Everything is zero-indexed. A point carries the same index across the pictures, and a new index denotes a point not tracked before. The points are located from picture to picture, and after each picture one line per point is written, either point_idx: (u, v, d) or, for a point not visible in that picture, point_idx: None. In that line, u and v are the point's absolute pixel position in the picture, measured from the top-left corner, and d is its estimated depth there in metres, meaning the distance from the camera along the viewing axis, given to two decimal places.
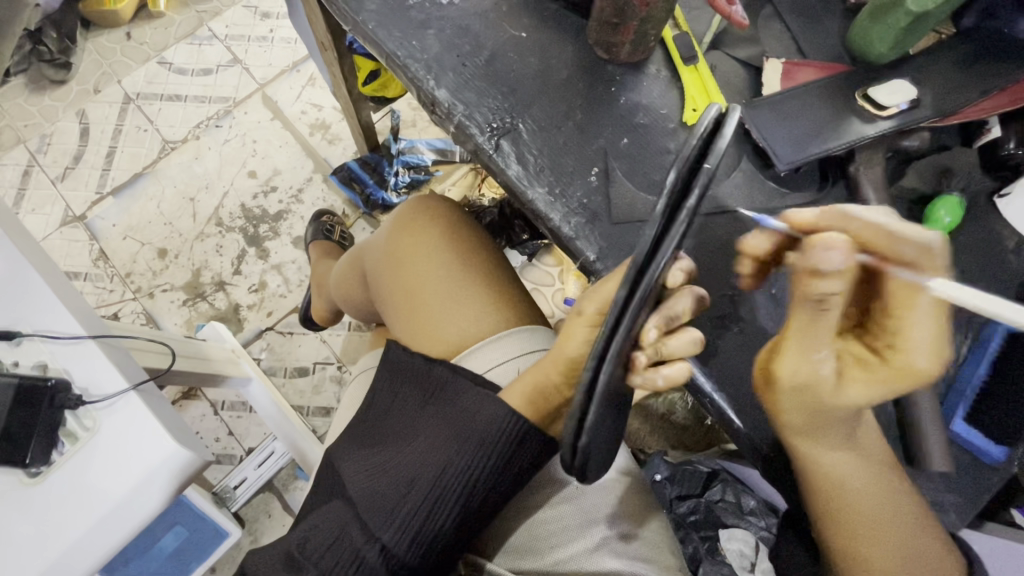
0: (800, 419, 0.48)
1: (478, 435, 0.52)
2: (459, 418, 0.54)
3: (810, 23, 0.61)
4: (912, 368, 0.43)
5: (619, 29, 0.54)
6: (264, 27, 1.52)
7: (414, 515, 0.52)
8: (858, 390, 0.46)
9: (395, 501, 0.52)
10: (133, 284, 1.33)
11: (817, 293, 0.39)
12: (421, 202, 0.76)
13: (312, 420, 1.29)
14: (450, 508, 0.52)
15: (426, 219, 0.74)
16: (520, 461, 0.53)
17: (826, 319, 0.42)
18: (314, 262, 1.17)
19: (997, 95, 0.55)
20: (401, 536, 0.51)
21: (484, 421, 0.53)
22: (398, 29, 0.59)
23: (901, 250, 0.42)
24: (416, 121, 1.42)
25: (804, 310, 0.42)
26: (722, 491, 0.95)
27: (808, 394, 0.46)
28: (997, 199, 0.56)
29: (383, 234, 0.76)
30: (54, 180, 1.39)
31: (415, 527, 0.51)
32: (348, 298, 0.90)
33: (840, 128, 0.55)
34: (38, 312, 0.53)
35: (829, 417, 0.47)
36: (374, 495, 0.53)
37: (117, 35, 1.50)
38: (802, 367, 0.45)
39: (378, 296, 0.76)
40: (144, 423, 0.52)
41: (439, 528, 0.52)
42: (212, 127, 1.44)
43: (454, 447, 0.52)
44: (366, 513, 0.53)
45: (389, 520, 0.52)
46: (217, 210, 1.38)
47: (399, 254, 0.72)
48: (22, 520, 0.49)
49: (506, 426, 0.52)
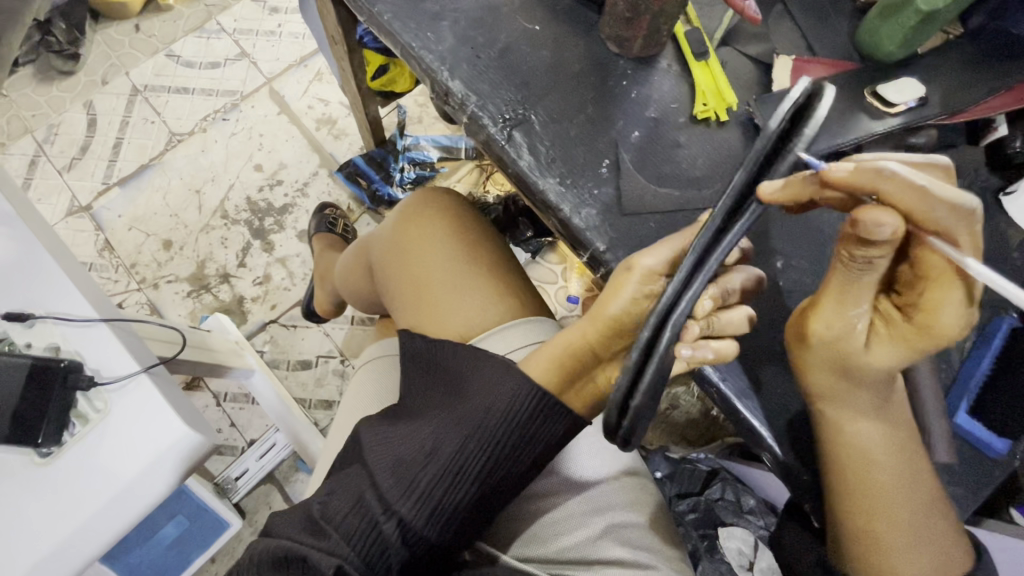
0: (827, 381, 0.47)
1: (500, 411, 0.52)
2: (480, 395, 0.54)
3: (821, 21, 0.62)
4: (944, 322, 0.42)
5: (632, 24, 0.55)
6: (272, 22, 1.53)
7: (433, 487, 0.52)
8: (886, 347, 0.44)
9: (415, 472, 0.52)
10: (137, 274, 1.34)
11: (861, 257, 0.39)
12: (431, 195, 0.76)
13: (314, 413, 1.30)
14: (470, 481, 0.53)
15: (435, 210, 0.74)
16: (541, 438, 0.53)
17: (864, 281, 0.41)
18: (317, 254, 1.17)
19: (1004, 95, 0.56)
20: (420, 508, 0.52)
21: (506, 397, 0.52)
22: (413, 20, 0.59)
23: (936, 213, 0.38)
24: (422, 118, 1.43)
25: (850, 268, 0.41)
26: (721, 489, 0.95)
27: (840, 349, 0.45)
28: (1003, 197, 0.56)
29: (390, 225, 0.77)
30: (60, 170, 1.40)
31: (436, 498, 0.52)
32: (354, 289, 0.90)
33: (849, 124, 0.55)
34: (51, 294, 0.54)
35: (851, 377, 0.46)
36: (393, 465, 0.53)
37: (126, 27, 1.51)
38: (837, 323, 0.43)
39: (384, 287, 0.76)
40: (154, 405, 0.52)
41: (457, 501, 0.53)
42: (219, 120, 1.44)
43: (476, 422, 0.53)
44: (383, 483, 0.52)
45: (408, 491, 0.52)
46: (223, 203, 1.39)
47: (406, 245, 0.73)
48: (34, 500, 0.50)
49: (528, 402, 0.52)
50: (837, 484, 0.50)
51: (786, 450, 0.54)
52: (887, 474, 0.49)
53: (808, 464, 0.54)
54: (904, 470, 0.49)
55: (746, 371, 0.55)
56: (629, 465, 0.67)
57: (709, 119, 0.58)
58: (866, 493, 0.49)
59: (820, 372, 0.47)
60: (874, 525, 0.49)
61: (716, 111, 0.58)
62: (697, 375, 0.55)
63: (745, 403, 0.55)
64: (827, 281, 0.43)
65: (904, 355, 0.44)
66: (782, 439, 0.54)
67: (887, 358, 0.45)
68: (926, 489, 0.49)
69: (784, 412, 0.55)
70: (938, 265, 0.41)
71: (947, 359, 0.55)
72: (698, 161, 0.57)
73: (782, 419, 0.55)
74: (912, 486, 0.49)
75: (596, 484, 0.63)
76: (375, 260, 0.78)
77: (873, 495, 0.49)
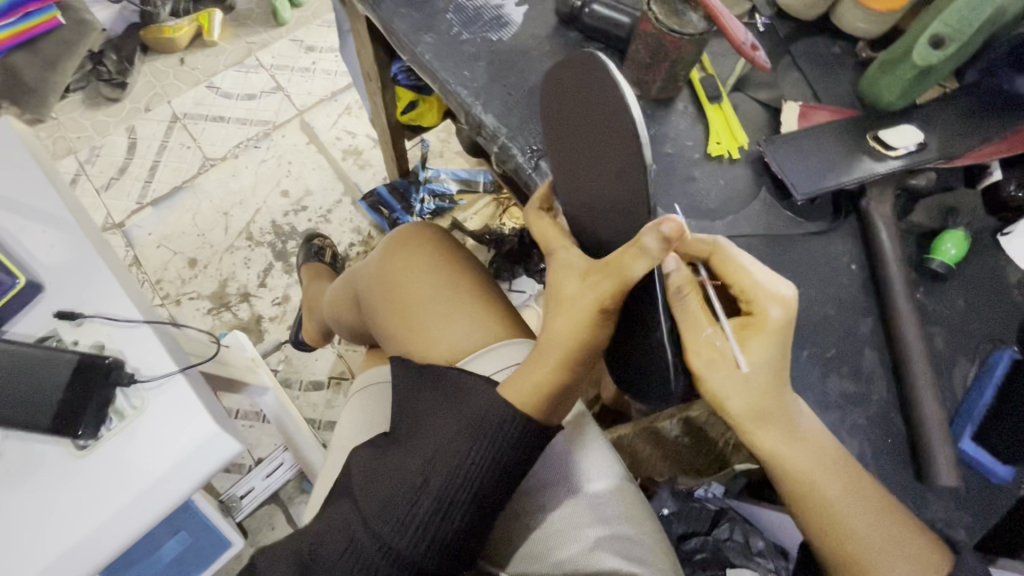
0: (746, 406, 0.51)
1: (483, 440, 0.55)
2: (462, 424, 0.56)
3: (826, 73, 0.67)
4: (771, 314, 0.50)
5: (652, 68, 0.61)
6: (307, 60, 1.63)
7: (427, 517, 0.54)
8: (757, 347, 0.50)
9: (406, 505, 0.54)
10: (161, 290, 1.38)
11: (673, 288, 0.50)
12: (412, 228, 0.81)
13: (322, 434, 1.31)
14: (461, 509, 0.55)
15: (416, 243, 0.79)
16: (525, 462, 0.56)
17: (691, 301, 0.50)
18: (308, 283, 1.21)
19: (999, 141, 0.59)
20: (416, 538, 0.54)
21: (490, 425, 0.55)
22: (451, 60, 0.65)
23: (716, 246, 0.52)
24: (443, 152, 1.51)
25: (674, 304, 0.50)
26: (730, 530, 0.93)
27: (722, 366, 0.50)
28: (1001, 236, 0.60)
29: (375, 257, 0.81)
30: (99, 189, 1.47)
31: (427, 528, 0.54)
32: (341, 319, 0.93)
33: (852, 165, 0.59)
34: (102, 297, 0.57)
35: (746, 395, 0.51)
36: (383, 501, 0.55)
37: (172, 60, 1.62)
38: (702, 346, 0.51)
39: (371, 316, 0.79)
40: (189, 404, 0.54)
41: (453, 527, 0.55)
42: (251, 147, 1.52)
43: (460, 454, 0.55)
44: (375, 519, 0.55)
45: (402, 524, 0.54)
46: (249, 225, 1.45)
47: (391, 276, 0.77)
48: (71, 489, 0.52)
49: (513, 427, 0.55)
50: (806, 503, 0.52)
51: None
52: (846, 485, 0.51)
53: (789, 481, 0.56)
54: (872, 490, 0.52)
55: None
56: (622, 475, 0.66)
57: (723, 157, 0.63)
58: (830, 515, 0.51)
59: (733, 399, 0.51)
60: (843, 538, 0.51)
61: (729, 149, 0.63)
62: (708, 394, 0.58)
63: None
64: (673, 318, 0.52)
65: (774, 352, 0.50)
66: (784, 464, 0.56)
67: (756, 359, 0.50)
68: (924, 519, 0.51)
69: None
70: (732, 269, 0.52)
71: (952, 389, 0.56)
72: (711, 194, 0.61)
73: None
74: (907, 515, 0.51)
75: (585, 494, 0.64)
76: (363, 292, 0.81)
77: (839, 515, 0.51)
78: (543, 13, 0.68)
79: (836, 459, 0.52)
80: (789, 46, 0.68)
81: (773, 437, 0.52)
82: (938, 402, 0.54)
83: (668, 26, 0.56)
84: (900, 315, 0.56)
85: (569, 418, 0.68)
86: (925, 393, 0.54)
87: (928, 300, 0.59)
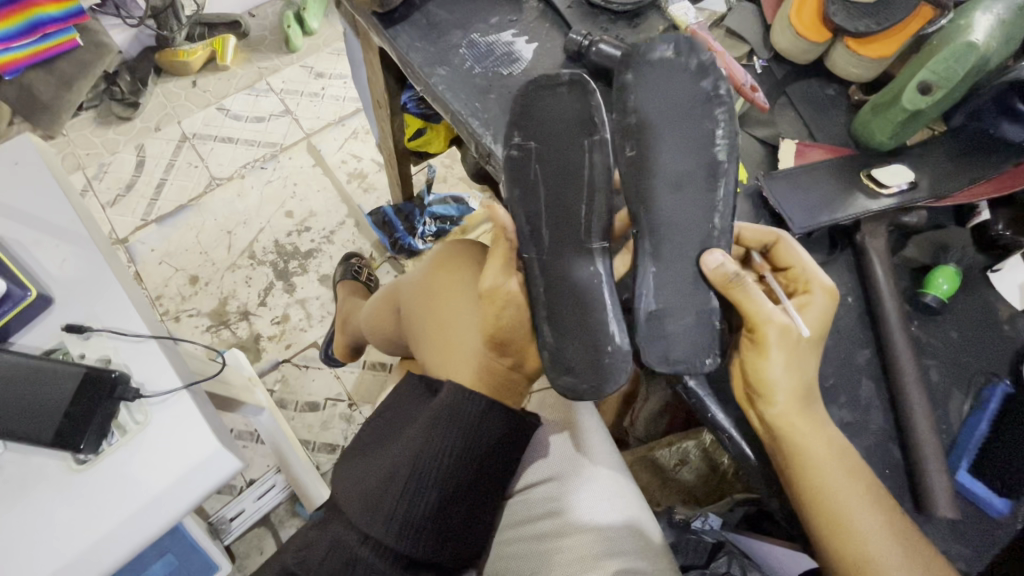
0: (795, 379, 0.54)
1: (439, 430, 0.61)
2: (421, 416, 0.62)
3: (821, 112, 0.70)
4: (821, 287, 0.56)
5: None
6: (316, 85, 1.67)
7: (397, 505, 0.59)
8: (813, 318, 0.55)
9: (378, 498, 0.60)
10: (162, 306, 1.39)
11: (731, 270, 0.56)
12: (455, 244, 0.78)
13: (316, 456, 1.30)
14: (428, 494, 0.60)
15: (456, 256, 0.76)
16: (480, 448, 0.62)
17: (750, 281, 0.56)
18: (342, 299, 1.22)
19: (988, 182, 0.62)
20: (389, 527, 0.59)
21: (445, 415, 0.61)
22: (463, 92, 0.69)
23: (771, 237, 0.61)
24: (447, 178, 1.54)
25: (734, 286, 0.56)
26: (727, 563, 0.84)
27: (792, 334, 0.54)
28: (991, 273, 0.62)
29: (419, 271, 0.79)
30: (104, 205, 1.49)
31: (400, 516, 0.59)
32: (377, 332, 0.93)
33: (847, 202, 0.61)
34: (111, 311, 0.58)
35: (795, 384, 0.54)
36: (360, 496, 0.61)
37: (184, 82, 1.66)
38: (771, 316, 0.54)
39: (410, 330, 0.77)
40: (192, 420, 0.54)
41: (421, 513, 0.60)
42: (257, 168, 1.55)
43: (418, 448, 0.60)
44: (355, 515, 0.60)
45: (374, 517, 0.59)
46: (251, 244, 1.46)
47: (430, 290, 0.74)
48: (67, 504, 0.52)
49: (468, 414, 0.61)
50: (821, 532, 0.52)
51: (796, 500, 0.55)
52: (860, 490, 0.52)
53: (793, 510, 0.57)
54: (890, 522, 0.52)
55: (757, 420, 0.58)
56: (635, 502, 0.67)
57: None
58: (848, 545, 0.51)
59: (791, 373, 0.54)
60: (856, 551, 0.51)
61: None
62: (710, 423, 0.59)
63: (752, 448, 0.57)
64: (733, 296, 0.56)
65: (824, 321, 0.56)
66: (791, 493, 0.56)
67: (812, 326, 0.55)
68: (925, 549, 0.51)
69: None
70: (790, 254, 0.59)
71: (948, 420, 0.57)
72: None
73: None
74: (909, 543, 0.51)
75: (597, 521, 0.64)
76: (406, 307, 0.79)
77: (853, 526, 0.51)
78: (552, 50, 0.71)
79: (857, 473, 0.53)
80: (785, 87, 0.72)
81: (798, 446, 0.53)
82: (933, 433, 0.55)
83: (665, 53, 0.61)
84: (895, 347, 0.57)
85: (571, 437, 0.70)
86: (922, 424, 0.55)
87: (923, 333, 0.60)
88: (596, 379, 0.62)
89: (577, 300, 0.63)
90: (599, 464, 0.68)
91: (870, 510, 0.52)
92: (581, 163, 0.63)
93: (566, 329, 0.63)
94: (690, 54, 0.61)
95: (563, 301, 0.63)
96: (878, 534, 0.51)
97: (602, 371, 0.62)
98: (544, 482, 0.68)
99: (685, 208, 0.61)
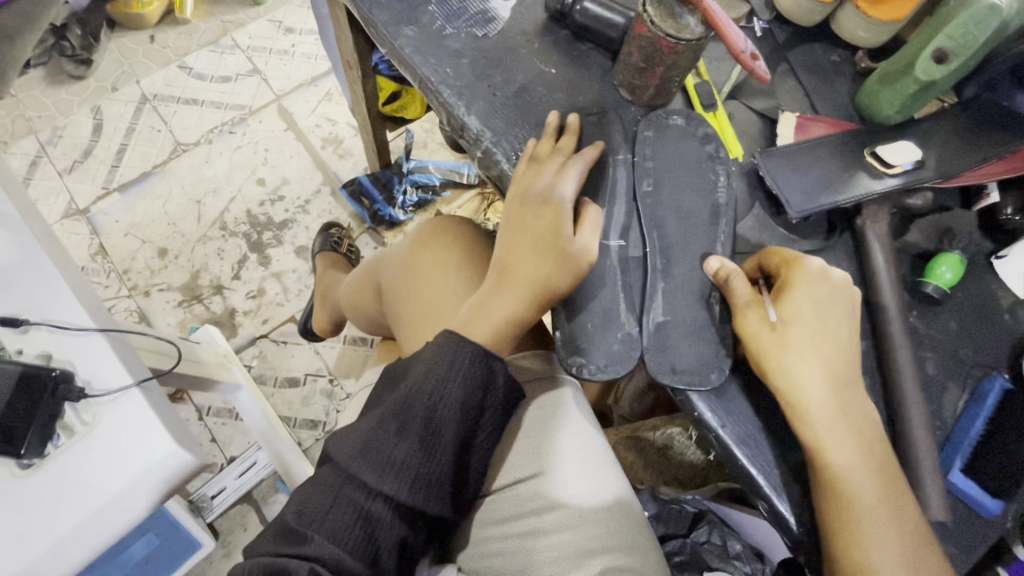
0: (813, 374, 0.51)
1: (457, 377, 0.54)
2: (438, 361, 0.55)
3: (823, 82, 0.65)
4: (811, 275, 0.54)
5: (645, 74, 0.58)
6: (286, 42, 1.56)
7: (410, 459, 0.53)
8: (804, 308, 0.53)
9: (389, 449, 0.53)
10: (129, 281, 1.32)
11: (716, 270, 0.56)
12: (445, 221, 0.75)
13: (298, 432, 1.27)
14: (447, 447, 0.54)
15: (448, 237, 0.73)
16: (498, 399, 0.57)
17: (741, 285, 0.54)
18: (320, 273, 1.17)
19: (998, 161, 0.58)
20: (400, 482, 0.52)
21: (460, 360, 0.55)
22: (433, 55, 0.62)
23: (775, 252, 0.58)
24: (427, 143, 1.46)
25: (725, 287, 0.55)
26: (708, 532, 0.87)
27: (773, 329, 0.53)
28: (995, 260, 0.60)
29: (404, 247, 0.75)
30: (61, 172, 1.39)
31: (415, 469, 0.53)
32: (357, 309, 0.88)
33: (848, 183, 0.57)
34: (45, 301, 0.53)
35: (836, 380, 0.51)
36: (364, 452, 0.53)
37: (141, 37, 1.53)
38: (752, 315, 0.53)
39: (394, 308, 0.73)
40: (144, 420, 0.51)
41: (433, 468, 0.54)
42: (225, 132, 1.45)
43: (435, 397, 0.54)
44: (359, 471, 0.52)
45: (385, 471, 0.52)
46: (222, 214, 1.39)
47: (419, 268, 0.71)
48: (8, 511, 0.48)
49: (479, 363, 0.55)
50: (846, 537, 0.49)
51: (786, 498, 0.53)
52: (878, 491, 0.50)
53: (804, 515, 0.53)
54: (902, 523, 0.49)
55: (750, 419, 0.56)
56: (618, 494, 0.65)
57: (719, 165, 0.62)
58: (867, 554, 0.48)
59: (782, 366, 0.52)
60: (857, 556, 0.48)
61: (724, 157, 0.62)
62: (696, 419, 0.56)
63: (744, 449, 0.54)
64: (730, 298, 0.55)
65: (820, 311, 0.53)
66: (784, 494, 0.54)
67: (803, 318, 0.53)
68: (934, 551, 0.49)
69: (784, 460, 0.55)
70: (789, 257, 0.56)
71: (942, 416, 0.56)
72: (703, 205, 0.59)
73: (783, 465, 0.55)
74: (921, 544, 0.49)
75: (580, 516, 0.62)
76: (386, 283, 0.76)
77: (862, 536, 0.49)
78: (532, 9, 0.65)
79: (885, 464, 0.51)
80: (786, 53, 0.67)
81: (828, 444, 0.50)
82: (928, 429, 0.53)
83: (664, 30, 0.53)
84: (892, 338, 0.55)
85: (541, 413, 0.66)
86: (916, 422, 0.53)
87: (921, 324, 0.58)
88: (619, 365, 0.55)
89: (616, 287, 0.57)
90: (582, 460, 0.65)
91: (887, 522, 0.49)
92: (603, 177, 0.59)
93: (590, 316, 0.56)
94: (684, 17, 0.54)
95: (592, 303, 0.56)
96: (886, 539, 0.48)
97: (614, 360, 0.55)
98: (525, 478, 0.64)
99: (688, 197, 0.59)
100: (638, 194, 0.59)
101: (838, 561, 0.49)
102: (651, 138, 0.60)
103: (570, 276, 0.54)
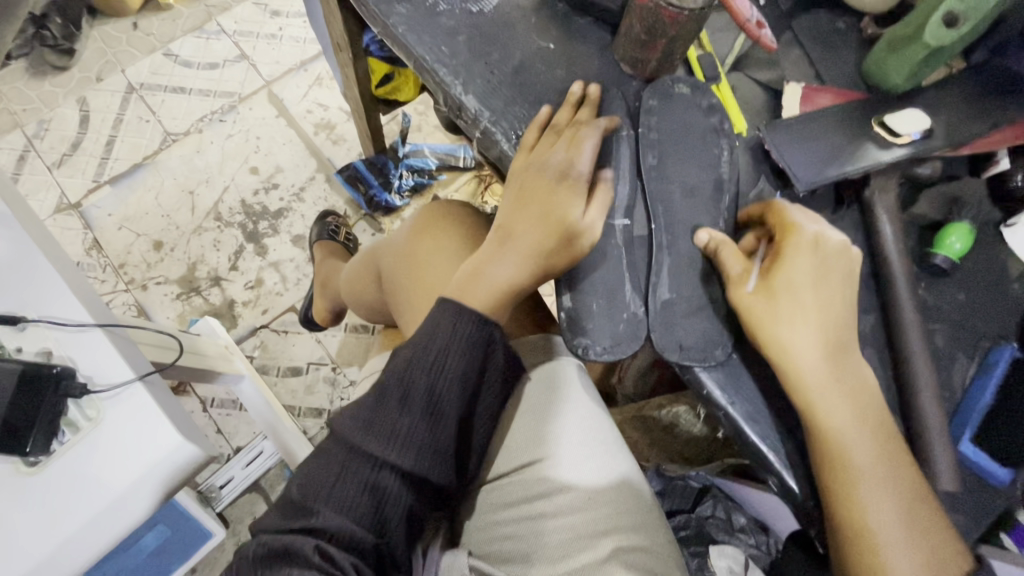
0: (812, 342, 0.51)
1: (457, 348, 0.54)
2: (438, 334, 0.54)
3: (828, 51, 0.64)
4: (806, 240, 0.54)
5: (646, 46, 0.57)
6: (273, 25, 1.52)
7: (414, 429, 0.52)
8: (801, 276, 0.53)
9: (393, 421, 0.52)
10: (126, 275, 1.31)
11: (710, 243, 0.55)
12: (444, 206, 0.74)
13: (302, 421, 1.27)
14: (450, 417, 0.54)
15: (448, 222, 0.72)
16: (497, 368, 0.57)
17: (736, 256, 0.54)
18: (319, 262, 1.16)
19: (1007, 129, 0.57)
20: (405, 452, 0.52)
21: (460, 334, 0.54)
22: (428, 33, 0.61)
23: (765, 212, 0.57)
24: (421, 126, 1.44)
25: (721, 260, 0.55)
26: (712, 506, 0.88)
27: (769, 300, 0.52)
28: (1004, 228, 0.59)
29: (405, 233, 0.74)
30: (50, 166, 1.37)
31: (420, 439, 0.52)
32: (358, 298, 0.87)
33: (856, 153, 0.56)
34: (41, 296, 0.52)
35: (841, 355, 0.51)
36: (366, 425, 0.52)
37: (123, 25, 1.49)
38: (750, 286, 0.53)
39: (396, 293, 0.72)
40: (148, 414, 0.50)
41: (438, 437, 0.54)
42: (215, 121, 1.43)
43: (435, 368, 0.53)
44: (363, 444, 0.52)
45: (390, 442, 0.52)
46: (216, 205, 1.37)
47: (419, 253, 0.70)
48: (18, 508, 0.48)
49: (477, 333, 0.55)
50: (848, 507, 0.49)
51: (796, 472, 0.54)
52: (881, 464, 0.50)
53: (814, 489, 0.53)
54: (907, 495, 0.49)
55: (758, 396, 0.56)
56: (624, 477, 0.65)
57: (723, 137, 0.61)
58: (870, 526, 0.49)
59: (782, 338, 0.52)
60: (858, 524, 0.49)
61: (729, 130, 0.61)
62: (704, 397, 0.56)
63: (753, 426, 0.54)
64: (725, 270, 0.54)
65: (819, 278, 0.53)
66: (794, 469, 0.54)
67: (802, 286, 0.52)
68: (938, 521, 0.49)
69: (794, 436, 0.55)
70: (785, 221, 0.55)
71: (951, 387, 0.56)
72: (708, 181, 0.58)
73: (792, 441, 0.55)
74: (925, 516, 0.49)
75: (588, 498, 0.63)
76: (387, 269, 0.75)
77: (866, 510, 0.49)
78: None
79: (887, 438, 0.51)
80: (791, 21, 0.65)
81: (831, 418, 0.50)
82: (938, 401, 0.53)
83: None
84: (901, 310, 0.55)
85: (543, 399, 0.66)
86: (926, 395, 0.53)
87: (929, 295, 0.58)
88: (626, 344, 0.54)
89: (620, 267, 0.56)
90: (587, 444, 0.65)
91: (892, 492, 0.49)
92: (604, 155, 0.58)
93: (595, 297, 0.55)
94: None
95: (597, 285, 0.56)
96: (889, 511, 0.49)
97: (618, 340, 0.54)
98: (533, 462, 0.64)
99: (692, 173, 0.58)
100: (641, 171, 0.58)
101: (842, 530, 0.49)
102: (655, 113, 0.59)
103: (572, 248, 0.54)
